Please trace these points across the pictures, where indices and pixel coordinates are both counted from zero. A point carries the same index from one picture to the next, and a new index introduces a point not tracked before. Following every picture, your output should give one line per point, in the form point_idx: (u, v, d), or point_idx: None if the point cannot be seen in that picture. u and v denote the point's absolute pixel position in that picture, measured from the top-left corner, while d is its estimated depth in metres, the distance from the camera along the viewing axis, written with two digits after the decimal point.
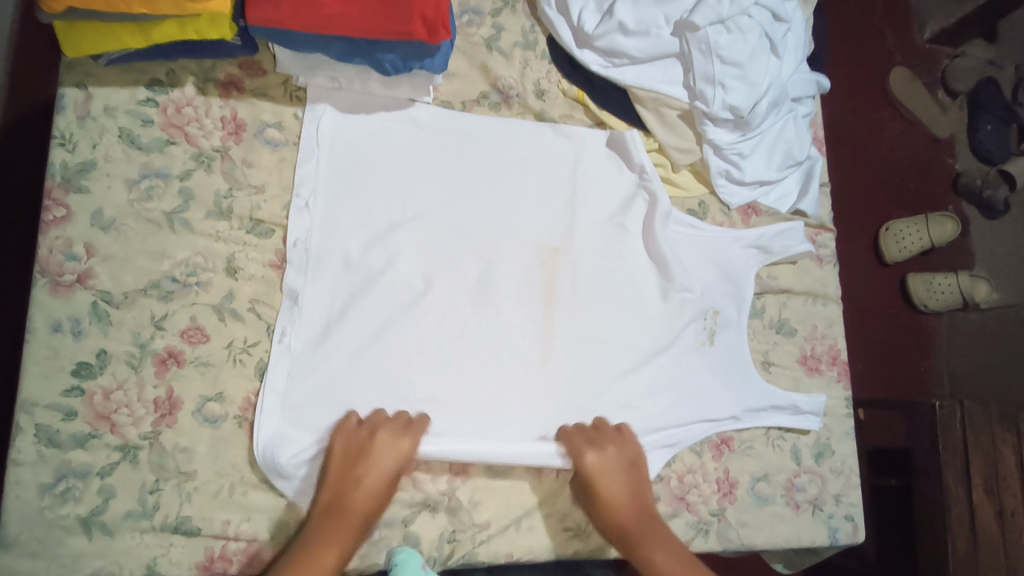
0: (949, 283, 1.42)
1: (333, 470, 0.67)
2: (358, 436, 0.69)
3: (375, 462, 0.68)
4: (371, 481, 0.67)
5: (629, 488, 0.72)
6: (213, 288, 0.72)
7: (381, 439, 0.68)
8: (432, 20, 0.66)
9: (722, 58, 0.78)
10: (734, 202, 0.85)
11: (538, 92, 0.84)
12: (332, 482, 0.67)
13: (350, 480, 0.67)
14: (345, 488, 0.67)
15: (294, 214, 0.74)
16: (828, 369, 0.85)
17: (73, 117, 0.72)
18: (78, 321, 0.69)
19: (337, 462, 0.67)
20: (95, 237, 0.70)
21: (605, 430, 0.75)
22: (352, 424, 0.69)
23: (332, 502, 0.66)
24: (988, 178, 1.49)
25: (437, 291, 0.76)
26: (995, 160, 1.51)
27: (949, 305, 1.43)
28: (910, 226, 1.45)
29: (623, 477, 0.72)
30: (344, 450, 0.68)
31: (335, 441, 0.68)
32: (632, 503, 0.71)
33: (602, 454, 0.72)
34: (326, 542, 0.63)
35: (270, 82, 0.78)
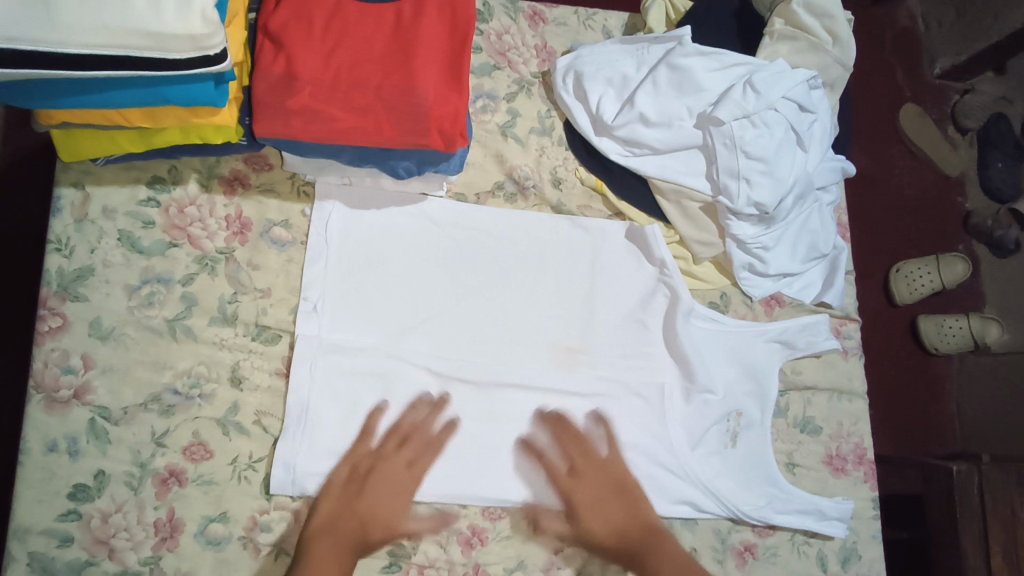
0: (960, 326, 1.40)
1: (336, 492, 0.68)
2: (370, 460, 0.69)
3: (385, 483, 0.68)
4: (387, 507, 0.68)
5: (622, 509, 0.72)
6: (217, 400, 0.69)
7: (387, 471, 0.69)
8: (450, 130, 0.62)
9: (748, 153, 0.75)
10: (756, 294, 0.82)
11: (555, 181, 0.81)
12: (327, 505, 0.67)
13: (354, 504, 0.67)
14: (348, 510, 0.67)
15: (301, 318, 0.71)
16: (855, 469, 0.81)
17: (70, 220, 0.69)
18: (75, 440, 0.65)
19: (342, 484, 0.68)
20: (93, 348, 0.67)
21: (565, 452, 0.74)
22: (366, 449, 0.70)
23: (329, 522, 0.66)
24: (999, 218, 1.49)
25: (452, 396, 0.73)
26: (1005, 197, 1.51)
27: (961, 348, 1.40)
28: (920, 267, 1.43)
29: (607, 496, 0.72)
30: (353, 471, 0.69)
31: (344, 461, 0.69)
32: (624, 525, 0.71)
33: (581, 485, 0.73)
34: (325, 560, 0.63)
35: (276, 177, 0.74)
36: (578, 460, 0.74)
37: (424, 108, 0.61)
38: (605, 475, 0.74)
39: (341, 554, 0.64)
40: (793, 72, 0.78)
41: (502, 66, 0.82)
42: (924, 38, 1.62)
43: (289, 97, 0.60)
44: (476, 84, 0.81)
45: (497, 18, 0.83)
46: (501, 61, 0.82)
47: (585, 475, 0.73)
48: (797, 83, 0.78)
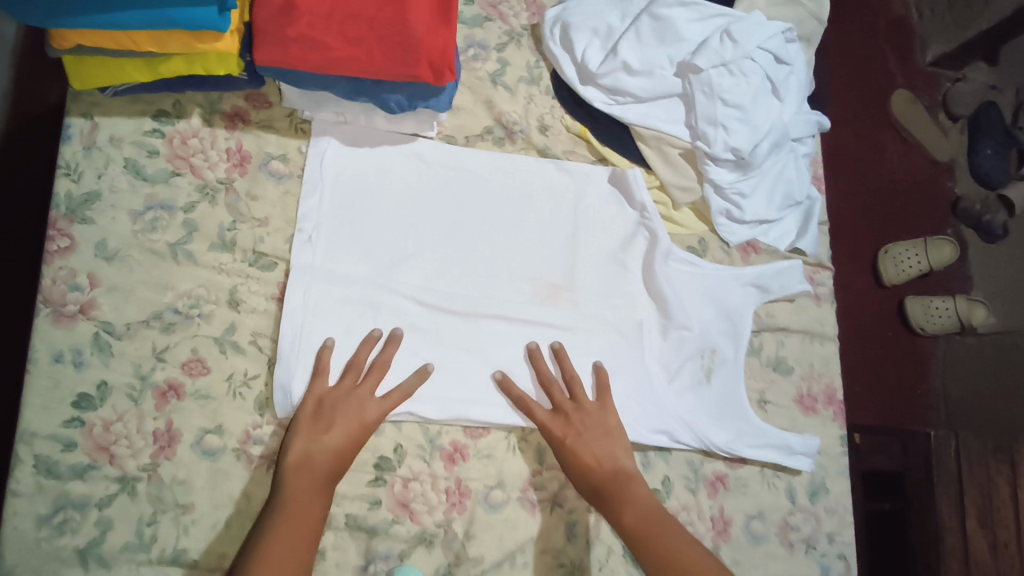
0: (947, 307, 1.44)
1: (302, 428, 0.68)
2: (335, 397, 0.70)
3: (351, 415, 0.70)
4: (351, 443, 0.69)
5: (605, 447, 0.74)
6: (215, 320, 0.73)
7: (351, 407, 0.70)
8: (439, 62, 0.66)
9: (725, 101, 0.79)
10: (733, 240, 0.85)
11: (542, 128, 0.85)
12: (299, 441, 0.68)
13: (322, 439, 0.68)
14: (317, 445, 0.68)
15: (297, 248, 0.74)
16: (824, 409, 0.85)
17: (79, 147, 0.73)
18: (80, 352, 0.69)
19: (308, 420, 0.69)
20: (98, 268, 0.71)
21: (552, 390, 0.77)
22: (324, 386, 0.71)
23: (305, 458, 0.67)
24: (987, 203, 1.51)
25: (439, 326, 0.77)
26: (994, 183, 1.52)
27: (946, 330, 1.45)
28: (909, 249, 1.47)
29: (588, 436, 0.74)
30: (317, 408, 0.70)
31: (308, 398, 0.70)
32: (606, 463, 0.73)
33: (564, 421, 0.75)
34: (302, 497, 0.65)
35: (275, 115, 0.78)
36: (564, 399, 0.76)
37: (415, 40, 0.65)
38: (595, 416, 0.76)
39: (314, 490, 0.66)
40: (769, 24, 0.82)
41: (493, 19, 0.86)
42: (917, 26, 1.67)
43: (287, 25, 0.63)
44: (467, 33, 0.84)
45: None
46: (492, 13, 0.86)
47: (569, 414, 0.76)
48: (773, 35, 0.81)
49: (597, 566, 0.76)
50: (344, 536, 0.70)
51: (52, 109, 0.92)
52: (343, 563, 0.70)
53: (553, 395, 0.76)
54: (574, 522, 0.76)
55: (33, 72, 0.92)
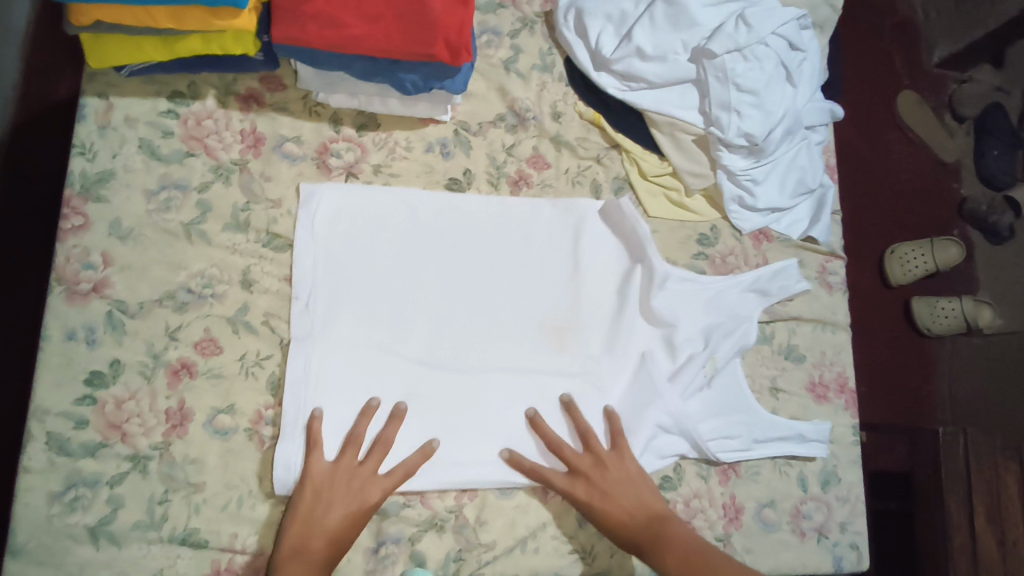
0: (953, 307, 1.44)
1: (299, 512, 0.67)
2: (334, 477, 0.69)
3: (351, 497, 0.68)
4: (348, 523, 0.67)
5: (628, 500, 0.72)
6: (228, 300, 0.73)
7: (350, 486, 0.68)
8: (455, 41, 0.66)
9: (738, 86, 0.79)
10: (746, 228, 0.85)
11: (555, 114, 0.84)
12: (294, 530, 0.66)
13: (317, 521, 0.66)
14: (315, 531, 0.66)
15: (294, 316, 0.73)
16: (836, 397, 0.85)
17: (94, 127, 0.73)
18: (93, 329, 0.69)
19: (305, 503, 0.67)
20: (112, 246, 0.71)
21: (566, 453, 0.74)
22: (321, 465, 0.69)
23: (298, 544, 0.65)
24: (993, 204, 1.53)
25: (444, 375, 0.75)
26: (999, 185, 1.54)
27: (952, 330, 1.44)
28: (915, 249, 1.47)
29: (610, 495, 0.72)
30: (314, 489, 0.68)
31: (305, 482, 0.67)
32: (636, 514, 0.72)
33: (582, 485, 0.73)
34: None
35: (290, 97, 0.78)
36: (580, 460, 0.74)
37: (431, 18, 0.66)
38: (615, 472, 0.74)
39: None
40: (784, 10, 0.82)
41: (506, 6, 0.86)
42: (922, 27, 1.66)
43: (306, 3, 0.64)
44: (481, 20, 0.85)
45: None
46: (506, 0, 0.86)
47: (587, 473, 0.74)
48: (786, 22, 0.81)
49: (609, 552, 0.75)
50: None
51: (60, 103, 0.93)
52: (355, 544, 0.70)
53: (568, 460, 0.74)
54: None
55: (43, 66, 0.93)
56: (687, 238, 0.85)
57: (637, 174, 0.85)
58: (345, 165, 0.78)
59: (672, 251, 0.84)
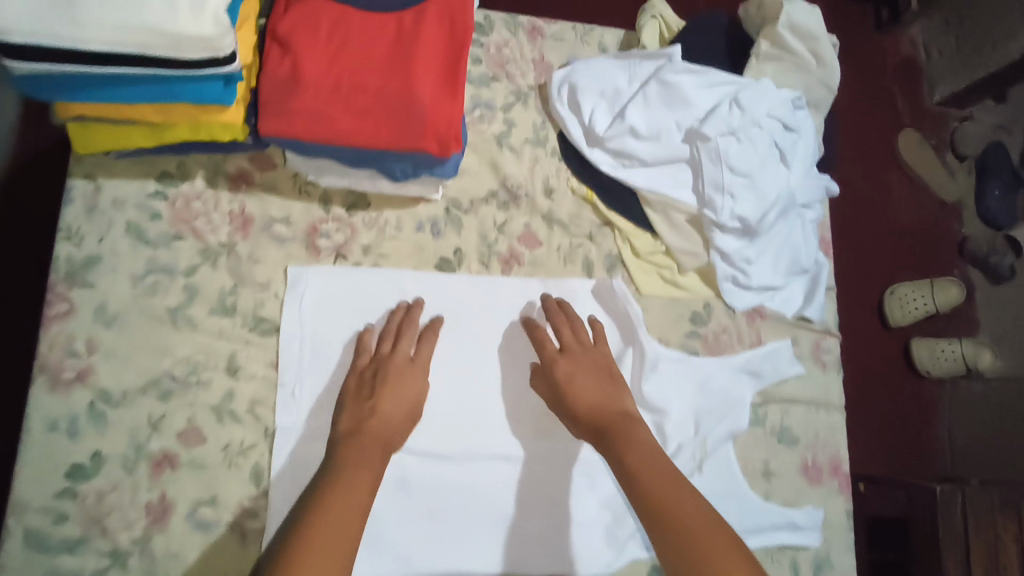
0: (953, 349, 1.43)
1: (350, 399, 0.71)
2: (373, 365, 0.72)
3: (400, 388, 0.71)
4: (396, 402, 0.70)
5: (604, 392, 0.73)
6: (213, 388, 0.72)
7: (392, 374, 0.71)
8: (444, 134, 0.65)
9: (732, 168, 0.78)
10: (739, 306, 0.84)
11: (547, 190, 0.84)
12: (348, 414, 0.70)
13: (366, 407, 0.69)
14: (364, 412, 0.69)
15: (280, 404, 0.72)
16: (830, 480, 0.83)
17: (81, 210, 0.72)
18: (75, 420, 0.68)
19: (354, 391, 0.71)
20: (97, 333, 0.70)
21: (558, 335, 0.77)
22: (365, 361, 0.73)
23: (353, 428, 0.68)
24: (994, 246, 1.51)
25: (429, 463, 0.74)
26: (1002, 224, 1.51)
27: (951, 371, 1.44)
28: (915, 291, 1.46)
29: (587, 380, 0.73)
30: (360, 379, 0.72)
31: (351, 372, 0.72)
32: (607, 407, 0.72)
33: (564, 360, 0.75)
34: (351, 466, 0.65)
35: (279, 177, 0.78)
36: (572, 342, 0.76)
37: (419, 114, 0.64)
38: (594, 359, 0.76)
39: (367, 461, 0.65)
40: (777, 92, 0.82)
41: (500, 78, 0.85)
42: (924, 67, 1.66)
43: (292, 99, 0.63)
44: (474, 93, 0.84)
45: (497, 30, 0.86)
46: (499, 72, 0.86)
47: (571, 351, 0.76)
48: (780, 103, 0.81)
49: None
50: None
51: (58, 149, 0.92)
52: None
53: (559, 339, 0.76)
54: None
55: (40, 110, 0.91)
56: (680, 315, 0.84)
57: (630, 253, 0.84)
58: (333, 246, 0.77)
59: (664, 330, 0.83)
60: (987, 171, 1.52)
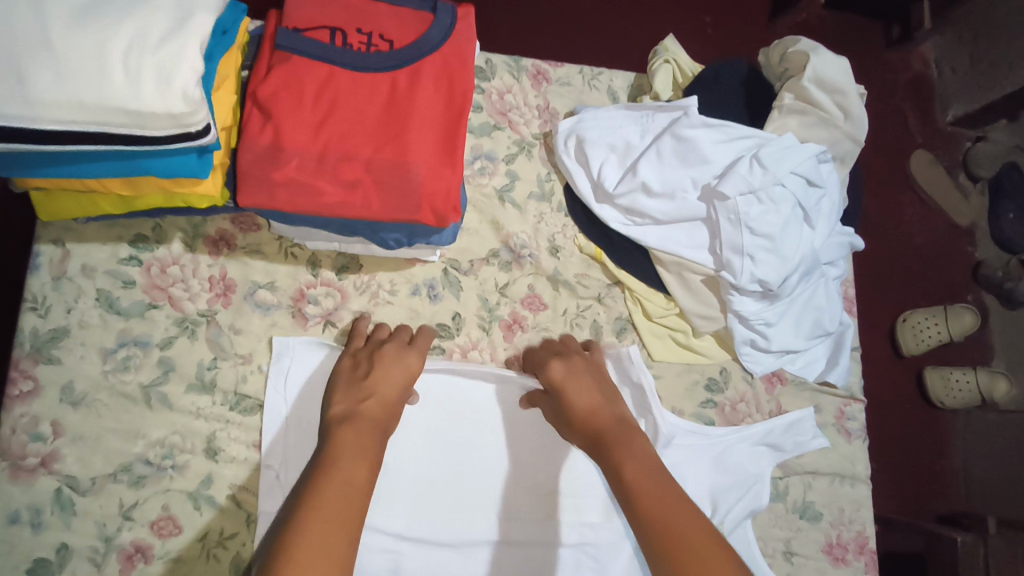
0: (968, 381, 1.35)
1: (343, 381, 0.66)
2: (368, 350, 0.68)
3: (390, 366, 0.66)
4: (391, 382, 0.65)
5: (599, 396, 0.68)
6: (190, 472, 0.66)
7: (387, 353, 0.67)
8: (442, 207, 0.60)
9: (752, 230, 0.72)
10: (758, 371, 0.78)
11: (553, 249, 0.78)
12: (340, 393, 0.65)
13: (361, 385, 0.65)
14: (356, 389, 0.65)
15: (264, 491, 0.66)
16: (856, 559, 0.77)
17: (48, 278, 0.67)
18: (39, 511, 0.63)
19: (347, 374, 0.67)
20: (63, 414, 0.65)
21: (554, 342, 0.73)
22: (358, 344, 0.69)
23: (347, 409, 0.63)
24: (1009, 270, 1.42)
25: (424, 551, 0.68)
26: (1017, 249, 1.44)
27: (965, 403, 1.36)
28: (929, 318, 1.39)
29: (583, 382, 0.69)
30: (353, 361, 0.68)
31: (346, 354, 0.68)
32: (601, 410, 0.67)
33: (558, 360, 0.70)
34: (348, 454, 0.58)
35: (264, 239, 0.72)
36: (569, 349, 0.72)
37: (415, 185, 0.59)
38: (593, 366, 0.71)
39: (364, 442, 0.60)
40: (803, 147, 0.75)
41: (502, 127, 0.80)
42: (936, 83, 1.59)
43: (275, 170, 0.57)
44: (474, 144, 0.78)
45: (499, 76, 0.81)
46: (501, 121, 0.80)
47: (567, 354, 0.71)
48: (805, 158, 0.75)
49: None
50: None
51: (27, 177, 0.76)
52: None
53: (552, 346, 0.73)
54: None
55: None
56: (695, 383, 0.78)
57: (641, 315, 0.78)
58: (322, 313, 0.72)
59: (678, 399, 0.77)
60: (1004, 193, 1.45)
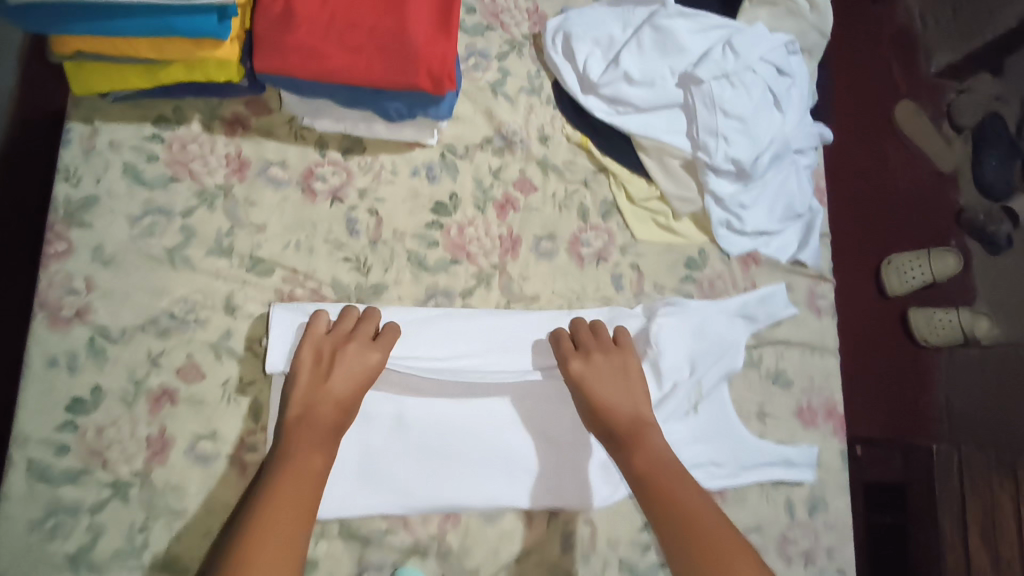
0: (950, 318, 1.38)
1: (304, 375, 0.68)
2: (333, 345, 0.70)
3: (349, 367, 0.69)
4: (348, 382, 0.68)
5: (619, 390, 0.73)
6: (211, 326, 0.73)
7: (350, 351, 0.69)
8: (438, 71, 0.65)
9: (726, 112, 0.79)
10: (734, 252, 0.84)
11: (542, 137, 0.84)
12: (302, 387, 0.68)
13: (323, 387, 0.68)
14: (318, 388, 0.68)
15: (277, 341, 0.72)
16: (824, 422, 0.85)
17: (78, 152, 0.73)
18: (75, 356, 0.69)
19: (308, 370, 0.69)
20: (95, 272, 0.71)
21: (579, 335, 0.77)
22: (322, 331, 0.71)
23: (305, 409, 0.67)
24: (991, 214, 1.45)
25: (423, 399, 0.74)
26: (998, 195, 1.45)
27: (950, 340, 1.38)
28: (912, 260, 1.41)
29: (604, 379, 0.73)
30: (316, 355, 0.70)
31: (305, 346, 0.69)
32: (621, 407, 0.72)
33: (578, 357, 0.74)
34: (303, 448, 0.64)
35: (275, 122, 0.78)
36: (590, 341, 0.76)
37: (413, 50, 0.64)
38: (612, 359, 0.75)
39: (318, 441, 0.65)
40: (772, 37, 0.83)
41: (494, 28, 0.86)
42: (920, 37, 1.62)
43: (286, 34, 0.63)
44: (468, 42, 0.84)
45: None
46: (494, 22, 0.86)
47: (588, 351, 0.75)
48: (775, 47, 0.82)
49: None
50: (338, 545, 0.70)
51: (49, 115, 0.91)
52: (337, 572, 0.70)
53: (577, 337, 0.76)
54: (569, 533, 0.76)
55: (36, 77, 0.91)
56: (675, 262, 0.84)
57: (625, 199, 0.84)
58: (330, 190, 0.78)
59: (660, 274, 0.84)
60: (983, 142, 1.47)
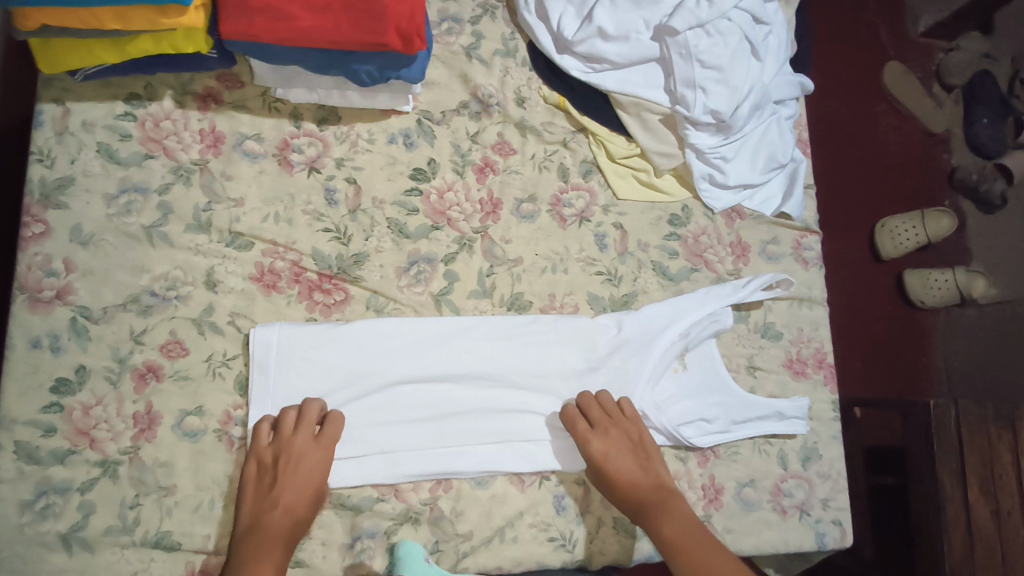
0: (946, 279, 1.35)
1: (251, 489, 0.67)
2: (273, 449, 0.68)
3: (299, 470, 0.67)
4: (295, 487, 0.66)
5: (638, 464, 0.74)
6: (193, 301, 0.72)
7: (296, 447, 0.67)
8: (406, 29, 0.65)
9: (702, 62, 0.78)
10: (717, 206, 0.84)
11: (519, 100, 0.84)
12: (249, 502, 0.66)
13: (268, 498, 0.66)
14: (266, 500, 0.66)
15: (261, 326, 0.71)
16: (815, 372, 0.85)
17: (51, 133, 0.72)
18: (57, 337, 0.68)
19: (255, 482, 0.67)
20: (73, 252, 0.70)
21: (588, 410, 0.75)
22: (266, 439, 0.68)
23: (257, 520, 0.65)
24: (983, 172, 1.42)
25: (406, 371, 0.73)
26: (991, 153, 1.42)
27: (946, 301, 1.36)
28: (906, 223, 1.37)
29: (620, 454, 0.73)
30: (260, 466, 0.68)
31: (250, 459, 0.68)
32: (641, 482, 0.73)
33: (597, 434, 0.73)
34: (252, 560, 0.63)
35: (248, 94, 0.78)
36: (603, 417, 0.75)
37: (381, 7, 0.64)
38: (625, 433, 0.75)
39: (268, 551, 0.63)
40: None
41: None
42: None
43: None
44: (441, 7, 0.84)
45: None
46: None
47: (602, 429, 0.74)
48: None
49: (587, 538, 0.75)
50: (330, 514, 0.70)
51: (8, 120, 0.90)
52: (329, 541, 0.69)
53: (587, 413, 0.74)
54: (562, 494, 0.76)
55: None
56: (658, 219, 0.84)
57: (605, 157, 0.84)
58: (307, 161, 0.77)
59: (644, 232, 0.83)
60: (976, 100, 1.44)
